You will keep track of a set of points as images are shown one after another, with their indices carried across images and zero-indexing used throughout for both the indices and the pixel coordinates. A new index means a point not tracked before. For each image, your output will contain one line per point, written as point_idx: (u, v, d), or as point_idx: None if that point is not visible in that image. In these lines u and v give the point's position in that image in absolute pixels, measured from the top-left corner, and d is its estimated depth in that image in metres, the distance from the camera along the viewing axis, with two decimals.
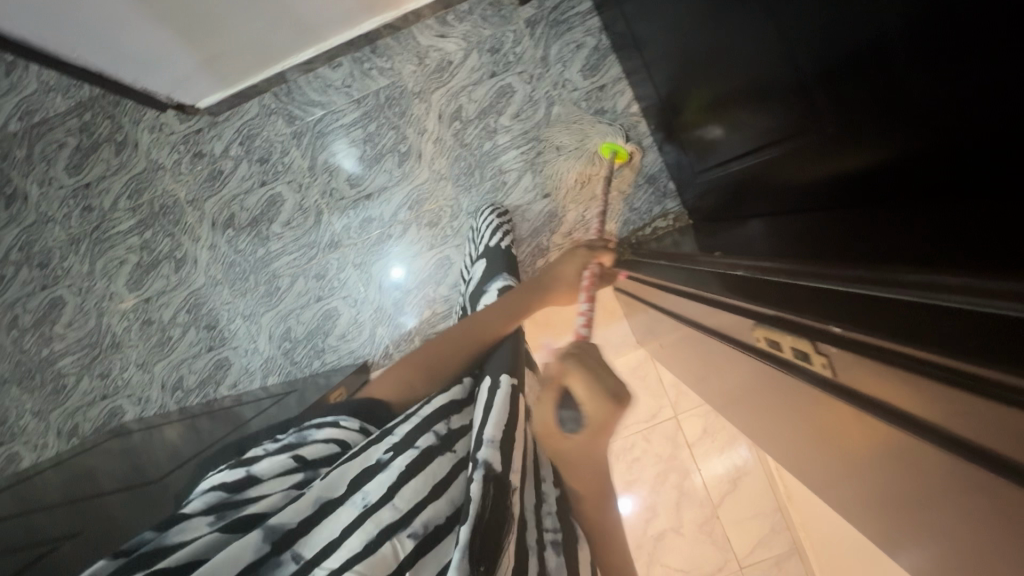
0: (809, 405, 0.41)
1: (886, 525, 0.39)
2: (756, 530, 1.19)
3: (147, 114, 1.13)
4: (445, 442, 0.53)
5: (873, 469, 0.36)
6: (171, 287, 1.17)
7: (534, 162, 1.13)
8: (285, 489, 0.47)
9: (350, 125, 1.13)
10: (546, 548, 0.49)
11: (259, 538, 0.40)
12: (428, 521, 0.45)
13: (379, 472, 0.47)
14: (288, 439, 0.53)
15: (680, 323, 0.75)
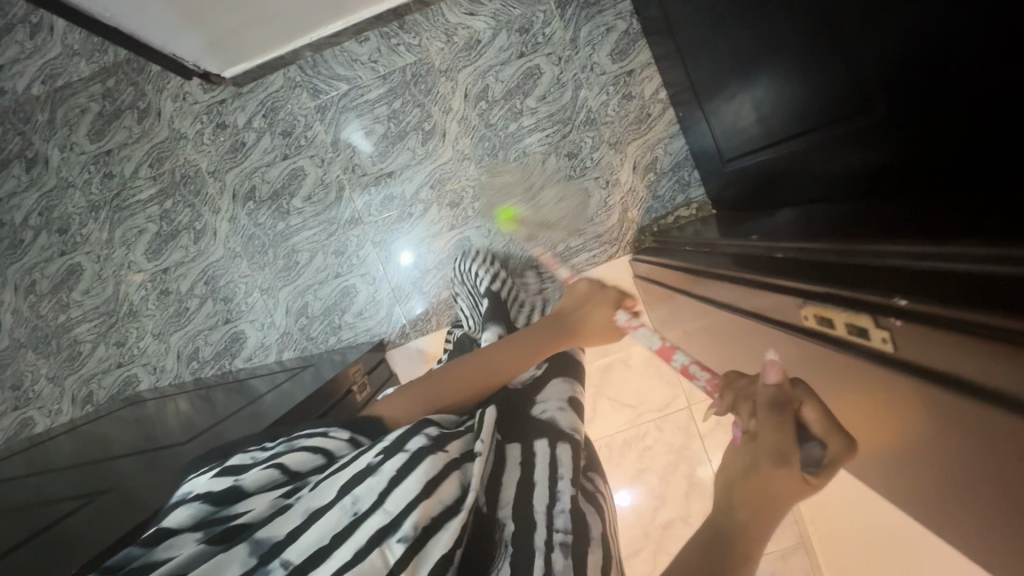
0: (858, 382, 0.41)
1: (929, 505, 0.39)
2: None
3: (171, 82, 1.12)
4: (438, 440, 0.47)
5: (923, 448, 0.36)
6: (190, 258, 1.17)
7: (559, 145, 1.12)
8: (273, 498, 0.46)
9: (375, 101, 1.12)
10: (555, 549, 0.44)
11: (244, 551, 0.40)
12: (416, 522, 0.41)
13: (368, 476, 0.44)
14: (277, 449, 0.52)
15: (711, 309, 0.74)
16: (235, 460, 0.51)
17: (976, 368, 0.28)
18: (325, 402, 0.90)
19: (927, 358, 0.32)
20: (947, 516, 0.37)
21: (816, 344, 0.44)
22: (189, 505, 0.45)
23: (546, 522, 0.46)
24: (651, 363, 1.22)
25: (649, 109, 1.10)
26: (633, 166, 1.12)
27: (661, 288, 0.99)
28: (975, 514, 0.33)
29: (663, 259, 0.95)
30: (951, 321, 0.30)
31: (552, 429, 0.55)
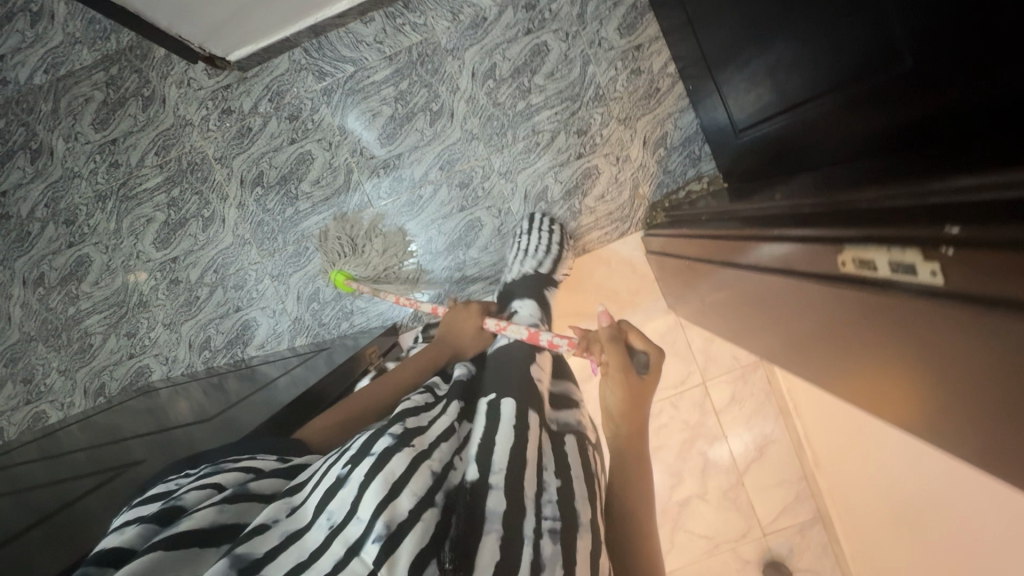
0: (897, 323, 0.41)
1: (974, 445, 0.38)
2: (781, 498, 1.24)
3: (174, 68, 1.11)
4: (403, 437, 0.50)
5: (969, 383, 0.36)
6: (199, 246, 1.16)
7: (568, 123, 1.11)
8: (217, 503, 0.44)
9: (382, 83, 1.11)
10: (544, 535, 0.47)
11: (223, 565, 0.38)
12: (388, 520, 0.41)
13: (339, 488, 0.45)
14: (203, 471, 0.50)
15: (739, 278, 0.73)
16: (157, 489, 0.49)
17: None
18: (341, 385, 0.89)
19: (978, 285, 0.32)
20: (996, 454, 0.36)
21: (857, 290, 0.44)
22: (131, 534, 0.42)
23: (536, 511, 0.49)
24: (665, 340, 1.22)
25: (658, 84, 1.09)
26: (643, 142, 1.11)
27: (678, 262, 0.98)
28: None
29: (681, 231, 0.94)
30: (1006, 241, 0.29)
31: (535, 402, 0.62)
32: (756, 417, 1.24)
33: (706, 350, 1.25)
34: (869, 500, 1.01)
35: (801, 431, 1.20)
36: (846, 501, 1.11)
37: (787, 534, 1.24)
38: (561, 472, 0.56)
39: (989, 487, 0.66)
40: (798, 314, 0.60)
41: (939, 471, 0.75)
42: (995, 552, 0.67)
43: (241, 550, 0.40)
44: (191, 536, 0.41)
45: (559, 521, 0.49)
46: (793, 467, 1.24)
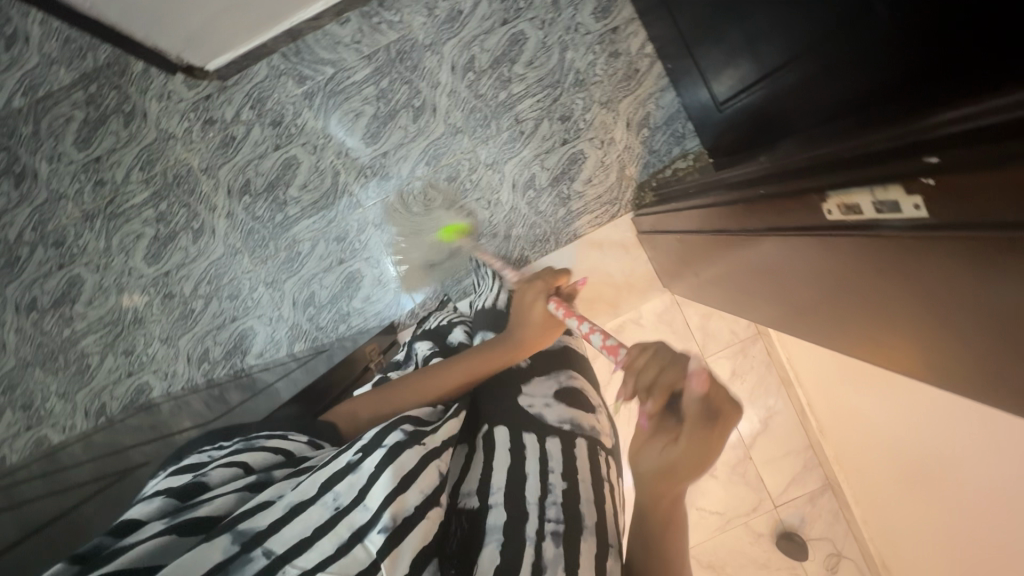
0: (885, 264, 0.42)
1: (985, 383, 0.39)
2: (789, 469, 1.26)
3: (154, 82, 1.11)
4: (413, 436, 0.56)
5: (970, 323, 0.36)
6: (191, 259, 1.16)
7: (551, 110, 1.12)
8: (239, 489, 0.52)
9: (362, 82, 1.11)
10: (546, 538, 0.55)
11: (227, 541, 0.45)
12: (394, 515, 0.48)
13: (348, 473, 0.52)
14: (236, 447, 0.58)
15: (735, 247, 0.73)
16: (192, 460, 0.56)
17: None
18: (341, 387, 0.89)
19: (966, 209, 0.32)
20: (1003, 383, 0.37)
21: (852, 240, 0.44)
22: (157, 498, 0.50)
23: (539, 514, 0.57)
24: (662, 321, 1.21)
25: (636, 65, 1.10)
26: (626, 124, 1.12)
27: (671, 239, 1.00)
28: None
29: (670, 212, 0.94)
30: (987, 160, 0.29)
31: (541, 425, 0.70)
32: (758, 391, 1.25)
33: (702, 325, 1.22)
34: (878, 462, 1.02)
35: (804, 399, 1.21)
36: (853, 465, 1.13)
37: (798, 505, 1.26)
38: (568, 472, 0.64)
39: (995, 434, 0.67)
40: (795, 276, 0.60)
41: (947, 423, 0.76)
42: (1006, 497, 0.68)
43: (243, 527, 0.46)
44: (206, 522, 0.47)
45: (561, 524, 0.57)
46: (799, 437, 1.25)
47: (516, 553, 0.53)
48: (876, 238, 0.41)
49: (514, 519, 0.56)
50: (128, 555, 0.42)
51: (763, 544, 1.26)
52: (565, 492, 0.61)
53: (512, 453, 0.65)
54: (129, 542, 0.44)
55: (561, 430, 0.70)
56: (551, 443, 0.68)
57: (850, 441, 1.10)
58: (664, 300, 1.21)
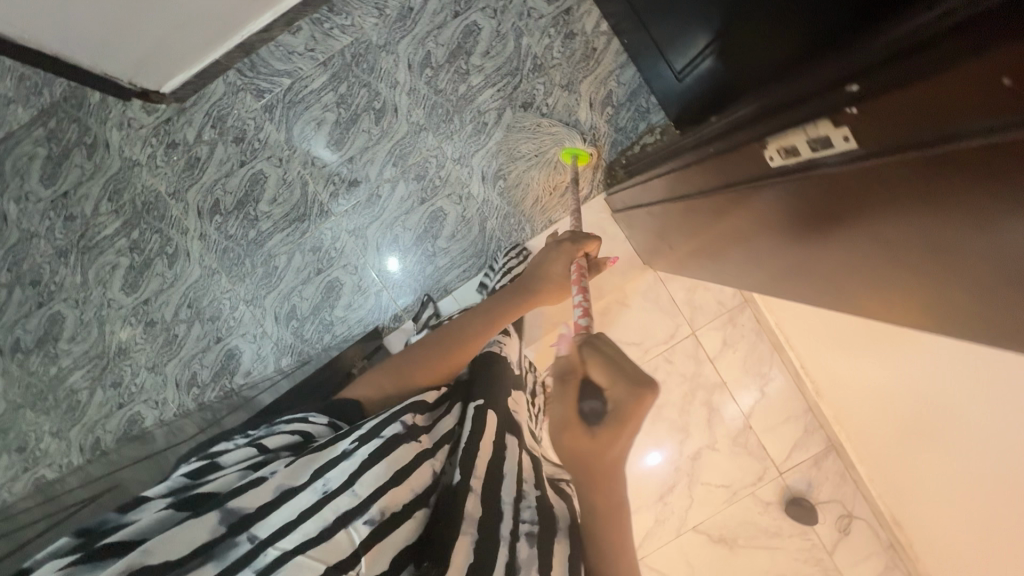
0: (836, 203, 0.42)
1: (969, 316, 0.37)
2: (791, 435, 1.25)
3: (112, 111, 1.10)
4: (412, 431, 0.61)
5: (946, 251, 0.34)
6: (168, 284, 1.15)
7: (512, 97, 1.11)
8: (243, 467, 0.56)
9: (321, 90, 1.10)
10: (520, 538, 0.56)
11: (215, 520, 0.48)
12: (383, 507, 0.51)
13: (343, 461, 0.56)
14: (258, 434, 0.63)
15: (699, 211, 0.72)
16: (219, 446, 0.62)
17: (953, 107, 0.27)
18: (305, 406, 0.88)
19: (889, 130, 0.31)
20: (959, 309, 0.37)
21: (812, 182, 0.42)
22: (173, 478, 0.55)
23: (514, 516, 0.58)
24: (648, 298, 1.21)
25: (593, 44, 1.09)
26: (590, 105, 1.11)
27: (644, 214, 0.99)
28: (1012, 298, 0.31)
29: (642, 184, 0.92)
30: (901, 75, 0.29)
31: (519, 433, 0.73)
32: (753, 360, 1.23)
33: (690, 300, 1.21)
34: (881, 418, 1.00)
35: (798, 362, 1.20)
36: (856, 424, 1.12)
37: (802, 469, 1.25)
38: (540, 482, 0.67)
39: (993, 372, 0.66)
40: (764, 231, 0.58)
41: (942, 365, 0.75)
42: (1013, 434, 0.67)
43: (232, 507, 0.49)
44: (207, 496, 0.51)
45: (536, 525, 0.58)
46: (798, 401, 1.23)
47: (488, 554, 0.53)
48: (829, 176, 0.40)
49: (489, 517, 0.57)
50: (131, 526, 0.46)
51: (773, 512, 1.26)
52: (539, 499, 0.63)
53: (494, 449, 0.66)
54: (136, 515, 0.48)
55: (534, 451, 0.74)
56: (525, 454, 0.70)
57: (848, 398, 1.10)
58: (646, 277, 1.20)
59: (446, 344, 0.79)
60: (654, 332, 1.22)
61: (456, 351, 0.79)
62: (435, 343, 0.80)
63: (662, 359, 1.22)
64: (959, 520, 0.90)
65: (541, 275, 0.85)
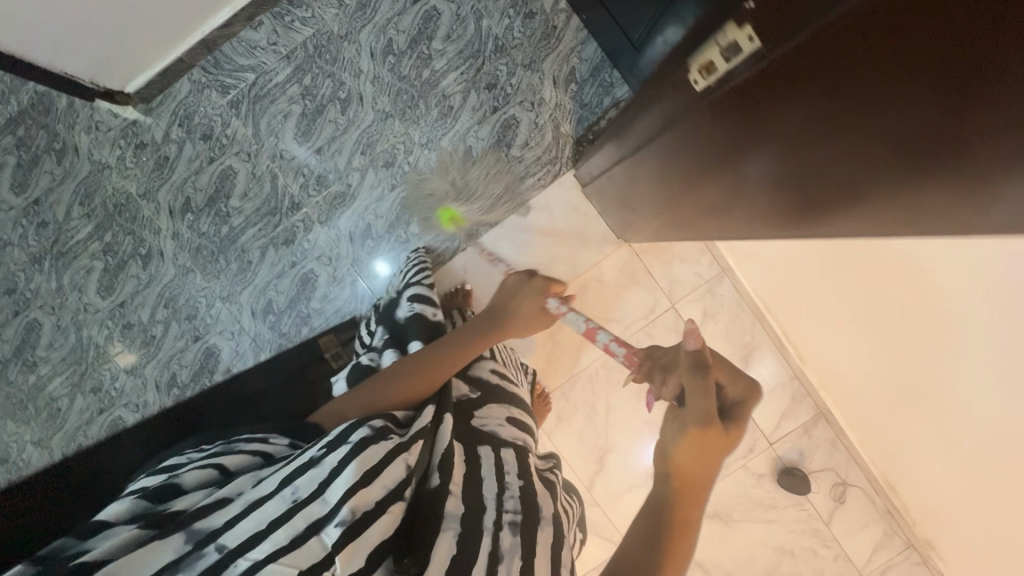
0: (796, 104, 0.49)
1: (972, 199, 0.44)
2: (777, 404, 1.24)
3: (80, 115, 1.10)
4: (381, 431, 0.57)
5: (899, 96, 0.40)
6: (144, 285, 1.15)
7: (475, 80, 1.12)
8: (208, 488, 0.52)
9: (286, 83, 1.11)
10: (503, 527, 0.59)
11: (180, 540, 0.45)
12: (353, 506, 0.49)
13: (311, 468, 0.52)
14: (214, 451, 0.58)
15: (687, 169, 0.76)
16: (170, 462, 0.56)
17: None
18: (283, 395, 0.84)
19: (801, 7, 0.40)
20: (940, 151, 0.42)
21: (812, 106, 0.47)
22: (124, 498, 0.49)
23: (497, 506, 0.61)
24: (625, 273, 1.20)
25: (553, 22, 1.10)
26: (553, 83, 1.12)
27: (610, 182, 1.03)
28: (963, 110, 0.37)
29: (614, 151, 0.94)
30: None
31: (496, 439, 0.73)
32: (734, 329, 1.22)
33: (667, 274, 1.20)
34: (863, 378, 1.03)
35: (779, 329, 1.19)
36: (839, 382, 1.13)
37: (792, 439, 1.24)
38: (523, 471, 0.70)
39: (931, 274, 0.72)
40: (755, 166, 0.63)
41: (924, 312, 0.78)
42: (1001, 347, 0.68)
43: (198, 526, 0.46)
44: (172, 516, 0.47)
45: (518, 513, 0.61)
46: (783, 369, 1.22)
47: (473, 541, 0.56)
48: (779, 69, 0.46)
49: (472, 509, 0.59)
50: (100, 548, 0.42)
51: (766, 484, 1.25)
52: (522, 489, 0.67)
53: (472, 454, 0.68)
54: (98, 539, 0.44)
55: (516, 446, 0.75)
56: (507, 452, 0.72)
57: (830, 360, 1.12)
58: (622, 253, 1.19)
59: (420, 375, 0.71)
60: (633, 308, 1.20)
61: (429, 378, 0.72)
62: (408, 367, 0.72)
63: (643, 336, 1.21)
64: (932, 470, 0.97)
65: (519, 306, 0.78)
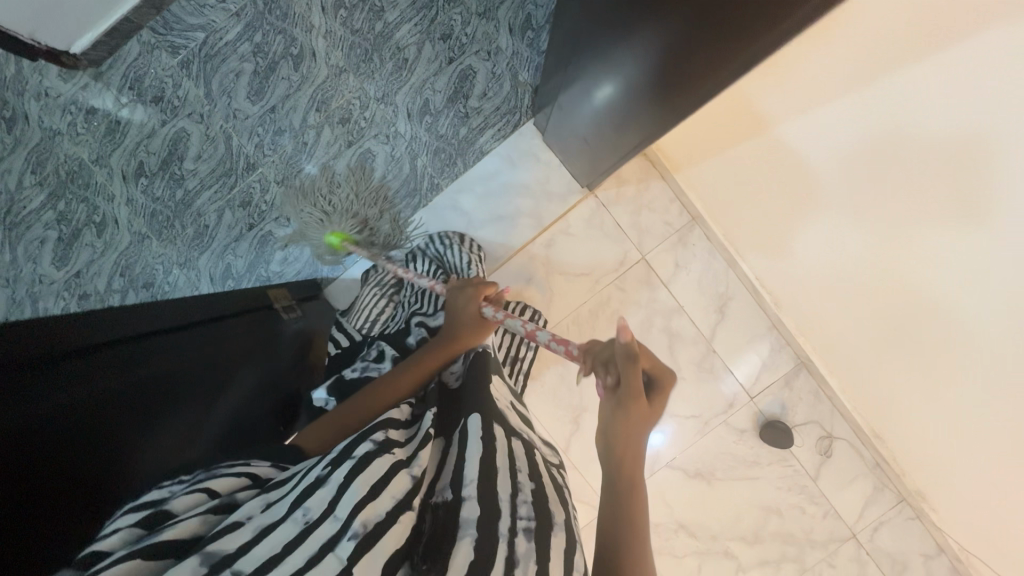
0: None
1: None
2: (755, 354, 1.19)
3: (29, 82, 1.07)
4: (384, 444, 0.56)
5: None
6: (99, 254, 1.13)
7: (431, 31, 1.08)
8: (203, 512, 0.48)
9: (236, 41, 1.07)
10: (518, 533, 0.52)
11: (196, 562, 0.42)
12: (365, 520, 0.47)
13: (319, 488, 0.50)
14: (197, 476, 0.53)
15: (637, 77, 0.76)
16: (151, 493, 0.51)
17: None
18: (243, 347, 0.86)
19: None
20: None
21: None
22: (116, 530, 0.45)
23: (512, 510, 0.54)
24: (592, 226, 1.17)
25: None
26: (511, 30, 1.08)
27: (578, 132, 1.01)
28: None
29: (573, 77, 0.92)
30: None
31: (506, 425, 0.67)
32: (706, 277, 1.18)
33: (636, 224, 1.17)
34: (842, 281, 1.02)
35: (752, 274, 1.17)
36: (814, 306, 1.11)
37: (775, 392, 1.20)
38: (535, 474, 0.61)
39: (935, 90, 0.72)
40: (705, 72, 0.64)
41: (896, 144, 0.81)
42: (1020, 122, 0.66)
43: (213, 549, 0.43)
44: (175, 545, 0.44)
45: (533, 520, 0.54)
46: (761, 320, 1.19)
47: (487, 548, 0.49)
48: None
49: (487, 514, 0.52)
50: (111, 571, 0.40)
51: (748, 440, 1.20)
52: (534, 492, 0.58)
53: (484, 441, 0.61)
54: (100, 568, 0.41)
55: (525, 438, 0.67)
56: (517, 444, 0.64)
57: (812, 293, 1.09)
58: (589, 204, 1.17)
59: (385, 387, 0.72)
60: (602, 262, 1.18)
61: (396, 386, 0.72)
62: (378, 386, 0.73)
63: (613, 290, 1.18)
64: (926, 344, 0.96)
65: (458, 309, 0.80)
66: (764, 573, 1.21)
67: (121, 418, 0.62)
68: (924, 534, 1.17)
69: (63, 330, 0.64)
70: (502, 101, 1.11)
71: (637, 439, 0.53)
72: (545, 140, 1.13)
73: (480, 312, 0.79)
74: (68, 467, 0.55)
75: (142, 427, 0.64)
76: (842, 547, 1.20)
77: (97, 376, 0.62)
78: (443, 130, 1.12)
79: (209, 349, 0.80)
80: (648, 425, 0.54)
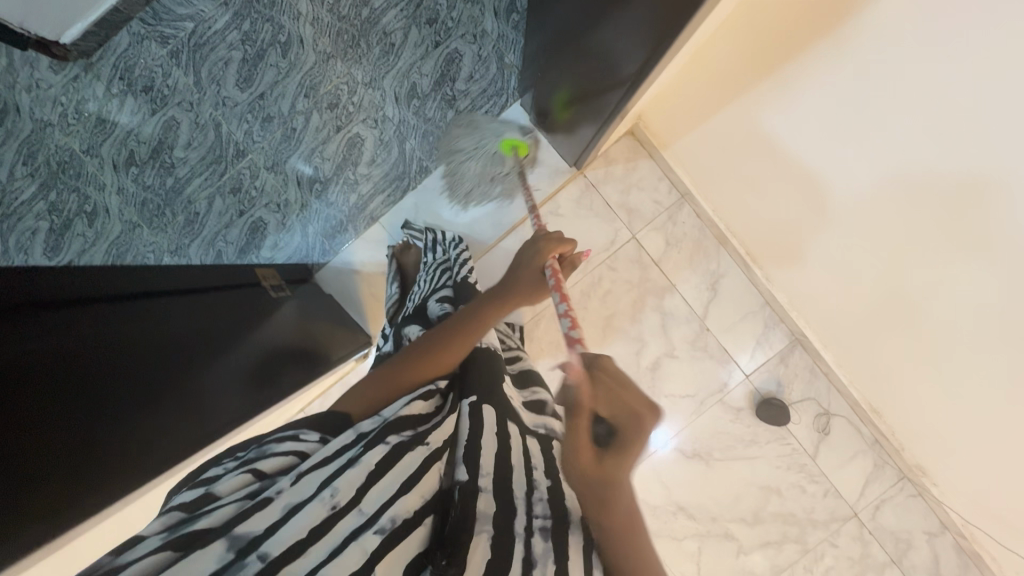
0: None
1: None
2: (748, 331, 1.19)
3: (20, 74, 1.08)
4: (415, 438, 0.60)
5: None
6: (90, 243, 1.14)
7: (416, 15, 1.09)
8: (242, 498, 0.51)
9: (224, 30, 1.08)
10: (534, 533, 0.53)
11: (223, 548, 0.45)
12: (394, 517, 0.51)
13: (349, 469, 0.53)
14: (250, 455, 0.56)
15: (614, 40, 0.74)
16: (210, 472, 0.55)
17: None
18: (235, 322, 0.86)
19: None
20: None
21: None
22: (163, 514, 0.49)
23: (527, 510, 0.54)
24: (581, 206, 1.19)
25: None
26: (497, 13, 1.09)
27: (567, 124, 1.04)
28: None
29: (557, 60, 0.92)
30: None
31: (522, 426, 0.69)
32: (697, 255, 1.19)
33: (624, 204, 1.19)
34: (837, 254, 0.96)
35: (743, 250, 1.17)
36: (807, 274, 1.06)
37: (771, 368, 1.19)
38: (550, 471, 0.62)
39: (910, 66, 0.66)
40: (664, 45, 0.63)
41: (874, 115, 0.74)
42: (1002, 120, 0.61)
43: (239, 533, 0.46)
44: (206, 529, 0.46)
45: (549, 518, 0.54)
46: (753, 297, 1.19)
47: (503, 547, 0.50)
48: None
49: (502, 512, 0.53)
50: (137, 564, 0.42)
51: (745, 418, 1.19)
52: (552, 489, 0.59)
53: (498, 441, 0.62)
54: (126, 558, 0.43)
55: (539, 434, 0.70)
56: (530, 442, 0.67)
57: (797, 273, 1.08)
58: (578, 185, 1.19)
59: (429, 354, 0.71)
60: (594, 242, 1.19)
61: (438, 354, 0.71)
62: (418, 350, 0.72)
63: (605, 269, 1.19)
64: (927, 320, 0.89)
65: (518, 276, 0.73)
66: (767, 556, 1.19)
67: (121, 399, 0.62)
68: (926, 512, 1.15)
69: (48, 285, 0.63)
70: (489, 84, 1.12)
71: (598, 500, 0.48)
72: (534, 121, 1.13)
73: (540, 272, 0.73)
74: (67, 437, 0.55)
75: (146, 402, 0.64)
76: (844, 527, 1.18)
77: (89, 352, 0.61)
78: (431, 115, 1.13)
79: (210, 337, 0.79)
80: (609, 490, 0.48)
